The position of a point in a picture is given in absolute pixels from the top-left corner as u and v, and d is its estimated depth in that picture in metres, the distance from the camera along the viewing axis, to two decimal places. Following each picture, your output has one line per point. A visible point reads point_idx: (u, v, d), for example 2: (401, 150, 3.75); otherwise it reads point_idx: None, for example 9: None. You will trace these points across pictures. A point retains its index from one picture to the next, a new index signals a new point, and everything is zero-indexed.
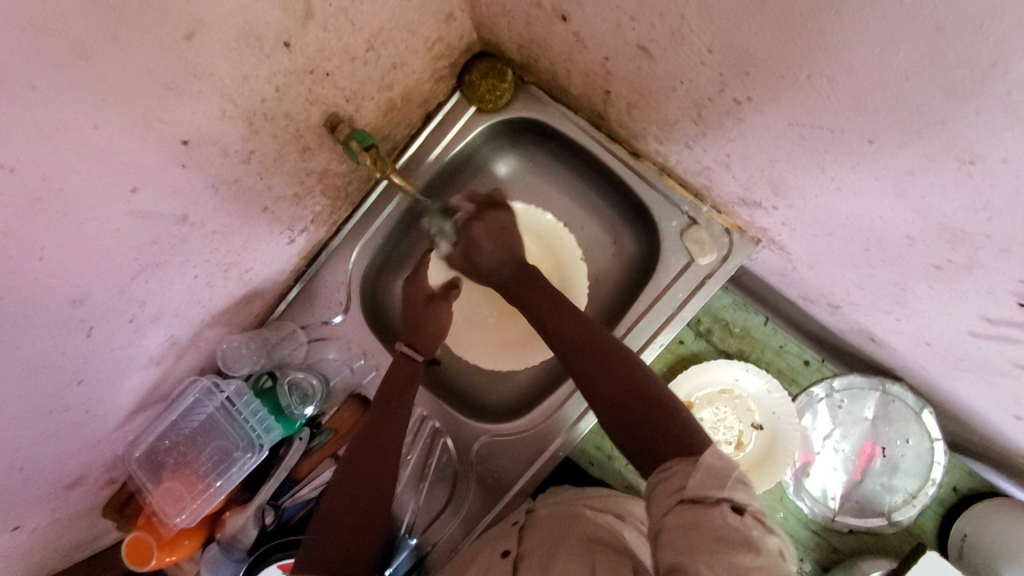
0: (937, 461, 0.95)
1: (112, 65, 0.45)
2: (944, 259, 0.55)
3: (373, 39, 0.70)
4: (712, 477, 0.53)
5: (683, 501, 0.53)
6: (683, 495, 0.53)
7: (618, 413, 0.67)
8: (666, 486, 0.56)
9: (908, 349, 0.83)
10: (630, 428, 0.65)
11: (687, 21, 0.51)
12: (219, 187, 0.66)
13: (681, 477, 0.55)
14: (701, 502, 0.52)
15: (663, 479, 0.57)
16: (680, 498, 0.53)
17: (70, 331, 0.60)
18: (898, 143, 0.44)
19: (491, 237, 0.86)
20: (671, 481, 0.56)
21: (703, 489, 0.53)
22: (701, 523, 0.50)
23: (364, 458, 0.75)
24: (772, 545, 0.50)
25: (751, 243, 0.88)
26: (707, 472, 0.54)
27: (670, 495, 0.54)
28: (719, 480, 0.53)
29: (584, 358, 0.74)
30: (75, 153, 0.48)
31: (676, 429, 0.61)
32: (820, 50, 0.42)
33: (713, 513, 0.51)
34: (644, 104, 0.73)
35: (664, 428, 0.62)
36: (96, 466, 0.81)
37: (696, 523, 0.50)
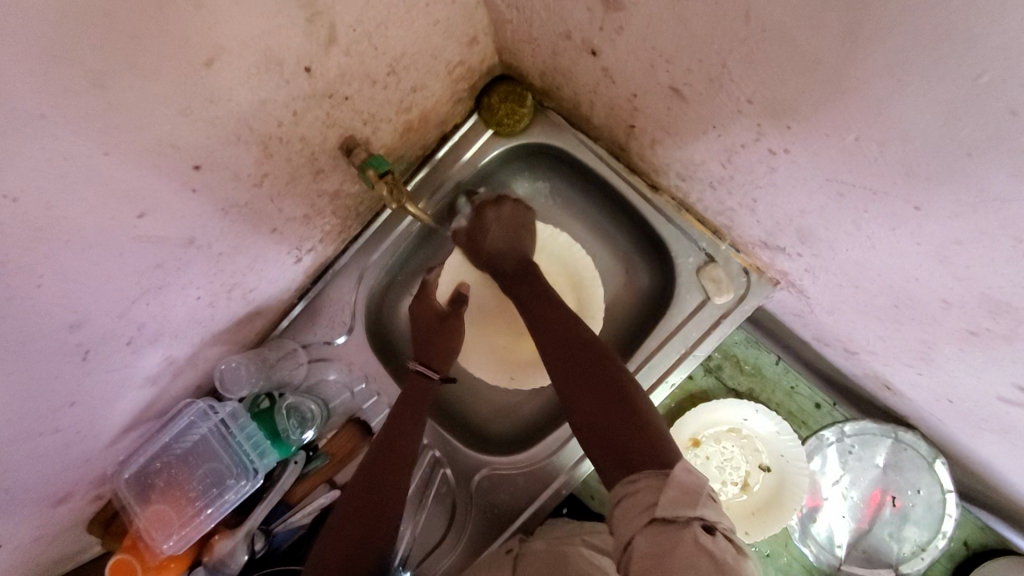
0: (948, 513, 0.92)
1: (127, 91, 0.44)
2: (981, 327, 0.53)
3: (395, 64, 0.68)
4: (684, 494, 0.52)
5: (654, 520, 0.52)
6: (655, 513, 0.52)
7: (593, 417, 0.66)
8: (635, 503, 0.54)
9: (927, 403, 0.80)
10: (606, 438, 0.63)
11: (729, 70, 0.50)
12: (228, 211, 0.64)
13: (652, 493, 0.54)
14: (674, 523, 0.50)
15: (633, 492, 0.55)
16: (650, 517, 0.52)
17: (66, 356, 0.57)
18: (947, 214, 0.44)
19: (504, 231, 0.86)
20: (641, 497, 0.54)
21: (675, 508, 0.51)
22: (674, 549, 0.49)
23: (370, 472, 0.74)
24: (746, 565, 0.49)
25: (768, 284, 0.85)
26: (679, 489, 0.52)
27: (641, 513, 0.53)
28: (690, 498, 0.51)
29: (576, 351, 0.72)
30: (80, 180, 0.45)
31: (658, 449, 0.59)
32: (870, 115, 0.43)
33: (684, 536, 0.49)
34: (669, 142, 0.71)
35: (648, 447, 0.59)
36: (84, 485, 0.77)
37: (671, 550, 0.49)
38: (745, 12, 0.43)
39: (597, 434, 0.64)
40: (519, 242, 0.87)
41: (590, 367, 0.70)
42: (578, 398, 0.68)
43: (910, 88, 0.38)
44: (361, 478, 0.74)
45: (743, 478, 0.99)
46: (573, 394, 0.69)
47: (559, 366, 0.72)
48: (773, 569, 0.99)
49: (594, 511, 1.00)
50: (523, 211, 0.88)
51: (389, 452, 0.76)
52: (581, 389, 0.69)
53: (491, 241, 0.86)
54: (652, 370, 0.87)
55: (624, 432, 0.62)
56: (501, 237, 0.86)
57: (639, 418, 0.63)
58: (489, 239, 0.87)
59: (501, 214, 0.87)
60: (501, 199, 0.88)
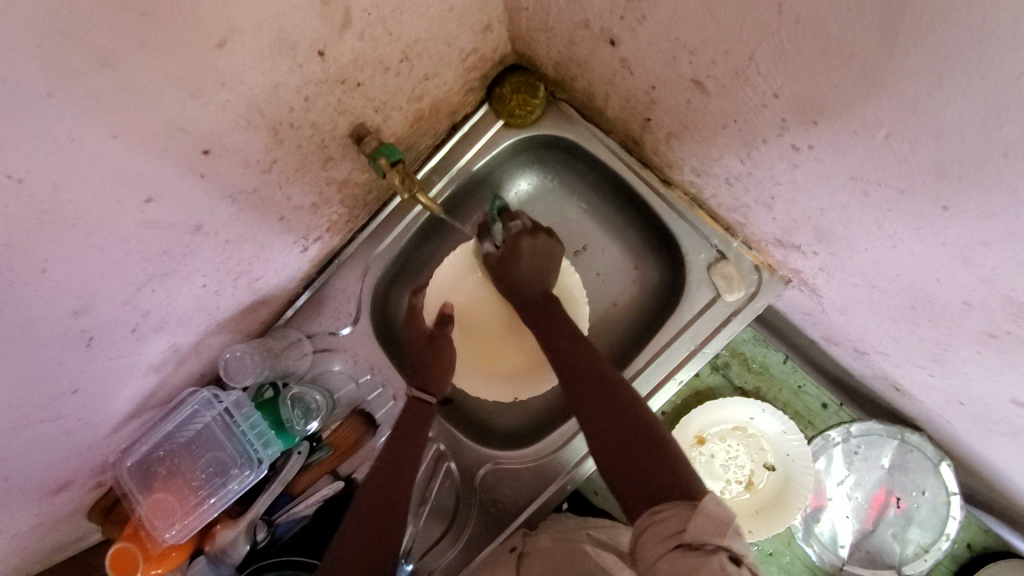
0: (952, 516, 0.91)
1: (137, 71, 0.42)
2: (1002, 331, 0.52)
3: (409, 50, 0.66)
4: (712, 523, 0.50)
5: (678, 546, 0.50)
6: (682, 540, 0.50)
7: (615, 447, 0.65)
8: (660, 529, 0.53)
9: (937, 405, 0.79)
10: (626, 466, 0.62)
11: (756, 63, 0.49)
12: (236, 197, 0.62)
13: (679, 521, 0.52)
14: (699, 549, 0.49)
15: (657, 522, 0.54)
16: (676, 544, 0.51)
17: (70, 342, 0.56)
18: (977, 214, 0.43)
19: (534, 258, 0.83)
20: (668, 524, 0.53)
21: (702, 535, 0.50)
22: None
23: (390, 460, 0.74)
24: None
25: (780, 282, 0.84)
26: (707, 517, 0.51)
27: (666, 540, 0.52)
28: (719, 526, 0.50)
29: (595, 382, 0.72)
30: (87, 162, 0.44)
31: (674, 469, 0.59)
32: (903, 110, 0.41)
33: (709, 564, 0.48)
34: (686, 136, 0.70)
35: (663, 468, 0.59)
36: (86, 472, 0.76)
37: (695, 575, 0.47)
38: (778, 1, 0.42)
39: (619, 464, 0.63)
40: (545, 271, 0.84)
41: (609, 397, 0.70)
42: (597, 430, 0.68)
43: (949, 83, 0.37)
44: (368, 503, 0.70)
45: (748, 477, 0.98)
46: (594, 426, 0.68)
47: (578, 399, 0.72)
48: (776, 568, 0.99)
49: (596, 506, 1.00)
50: (556, 244, 0.84)
51: (394, 473, 0.73)
52: (601, 420, 0.68)
53: (524, 269, 0.83)
54: (661, 366, 0.86)
55: (645, 461, 0.61)
56: (531, 266, 0.83)
57: (651, 437, 0.64)
58: (521, 266, 0.83)
59: (526, 250, 0.83)
60: (538, 229, 0.85)
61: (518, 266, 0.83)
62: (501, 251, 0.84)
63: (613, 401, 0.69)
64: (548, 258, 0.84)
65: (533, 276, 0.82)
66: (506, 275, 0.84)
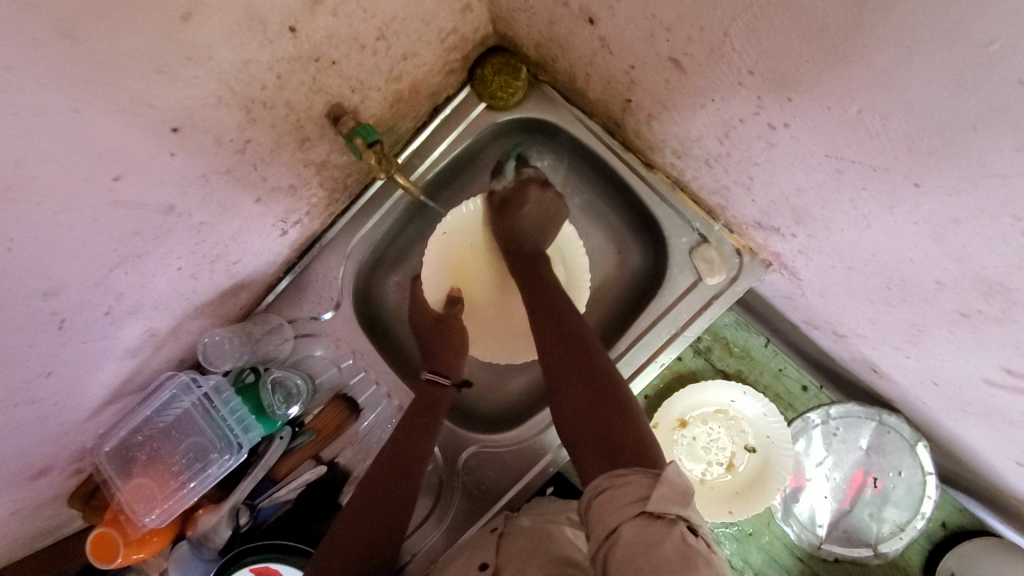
0: (928, 495, 0.93)
1: (100, 44, 0.41)
2: (973, 310, 0.53)
3: (385, 28, 0.65)
4: (676, 493, 0.51)
5: (642, 513, 0.50)
6: (644, 507, 0.51)
7: (586, 414, 0.64)
8: (622, 494, 0.53)
9: (913, 386, 0.81)
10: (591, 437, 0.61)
11: (731, 39, 0.49)
12: (210, 177, 0.61)
13: (641, 488, 0.53)
14: (663, 518, 0.49)
15: (618, 486, 0.54)
16: (640, 509, 0.51)
17: (40, 324, 0.55)
18: (947, 191, 0.43)
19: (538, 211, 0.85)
20: (631, 489, 0.53)
21: (665, 504, 0.50)
22: (662, 542, 0.48)
23: (389, 472, 0.72)
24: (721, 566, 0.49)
25: (761, 266, 0.85)
26: (671, 487, 0.51)
27: (627, 505, 0.52)
28: (683, 497, 0.51)
29: (575, 351, 0.70)
30: (51, 138, 0.43)
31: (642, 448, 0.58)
32: (876, 86, 0.41)
33: (673, 533, 0.48)
34: (666, 117, 0.70)
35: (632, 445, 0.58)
36: (64, 457, 0.75)
37: (658, 542, 0.48)
38: None
39: (589, 430, 0.62)
40: (549, 226, 0.85)
41: (586, 365, 0.68)
42: (574, 398, 0.66)
43: (918, 57, 0.37)
44: (380, 477, 0.71)
45: (728, 459, 1.00)
46: (571, 394, 0.67)
47: (557, 365, 0.70)
48: (756, 548, 1.00)
49: (580, 490, 1.00)
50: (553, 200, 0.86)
51: (406, 450, 0.75)
52: (575, 389, 0.67)
53: (526, 218, 0.84)
54: (643, 349, 0.86)
55: (611, 430, 0.61)
56: (533, 215, 0.84)
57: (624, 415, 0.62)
58: (522, 211, 0.84)
59: (534, 200, 0.85)
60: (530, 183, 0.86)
61: (523, 209, 0.84)
62: (506, 190, 0.87)
63: (590, 371, 0.68)
64: (555, 214, 0.86)
65: (531, 229, 0.83)
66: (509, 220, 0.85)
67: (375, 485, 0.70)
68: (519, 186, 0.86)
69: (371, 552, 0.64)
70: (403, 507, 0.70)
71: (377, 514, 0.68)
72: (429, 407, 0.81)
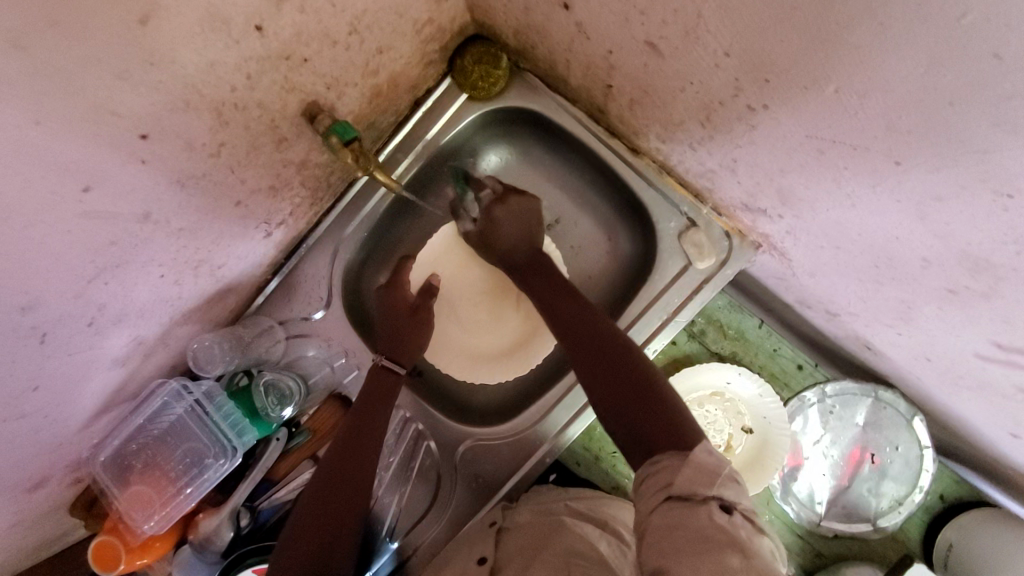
0: (925, 468, 0.93)
1: (55, 54, 0.40)
2: (960, 285, 0.53)
3: (356, 22, 0.64)
4: (701, 475, 0.52)
5: (668, 498, 0.51)
6: (670, 492, 0.52)
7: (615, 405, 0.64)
8: (654, 482, 0.54)
9: (906, 361, 0.80)
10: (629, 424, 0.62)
11: (704, 21, 0.48)
12: (184, 183, 0.61)
13: (669, 473, 0.53)
14: (688, 500, 0.50)
15: (650, 476, 0.55)
16: (666, 496, 0.52)
17: (20, 339, 0.54)
18: (927, 168, 0.43)
19: (513, 220, 0.82)
20: (659, 476, 0.54)
21: (692, 487, 0.51)
22: (684, 524, 0.48)
23: (347, 447, 0.74)
24: (762, 545, 0.48)
25: (751, 248, 0.84)
26: (695, 469, 0.52)
27: (657, 492, 0.53)
28: (708, 478, 0.51)
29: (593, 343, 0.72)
30: (12, 151, 0.42)
31: (676, 427, 0.58)
32: (853, 64, 0.40)
33: (699, 512, 0.49)
34: (647, 102, 0.69)
35: (663, 423, 0.59)
36: (60, 467, 0.75)
37: (681, 523, 0.48)
38: None
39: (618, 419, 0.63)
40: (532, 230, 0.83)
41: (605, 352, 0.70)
42: (602, 386, 0.67)
43: (890, 35, 0.36)
44: (334, 471, 0.72)
45: (726, 441, 0.99)
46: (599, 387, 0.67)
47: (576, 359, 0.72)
48: None
49: (581, 477, 1.00)
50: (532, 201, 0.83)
51: (355, 449, 0.74)
52: (600, 384, 0.67)
53: (505, 238, 0.83)
54: (633, 337, 0.85)
55: (644, 416, 0.61)
56: (512, 232, 0.82)
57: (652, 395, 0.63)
58: (501, 236, 0.83)
59: (505, 211, 0.83)
60: (506, 194, 0.84)
61: (500, 233, 0.83)
62: (480, 224, 0.85)
63: (613, 361, 0.68)
64: (530, 210, 0.83)
65: (516, 241, 0.82)
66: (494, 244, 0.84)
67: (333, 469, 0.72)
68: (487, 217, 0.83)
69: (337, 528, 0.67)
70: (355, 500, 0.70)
71: (333, 509, 0.69)
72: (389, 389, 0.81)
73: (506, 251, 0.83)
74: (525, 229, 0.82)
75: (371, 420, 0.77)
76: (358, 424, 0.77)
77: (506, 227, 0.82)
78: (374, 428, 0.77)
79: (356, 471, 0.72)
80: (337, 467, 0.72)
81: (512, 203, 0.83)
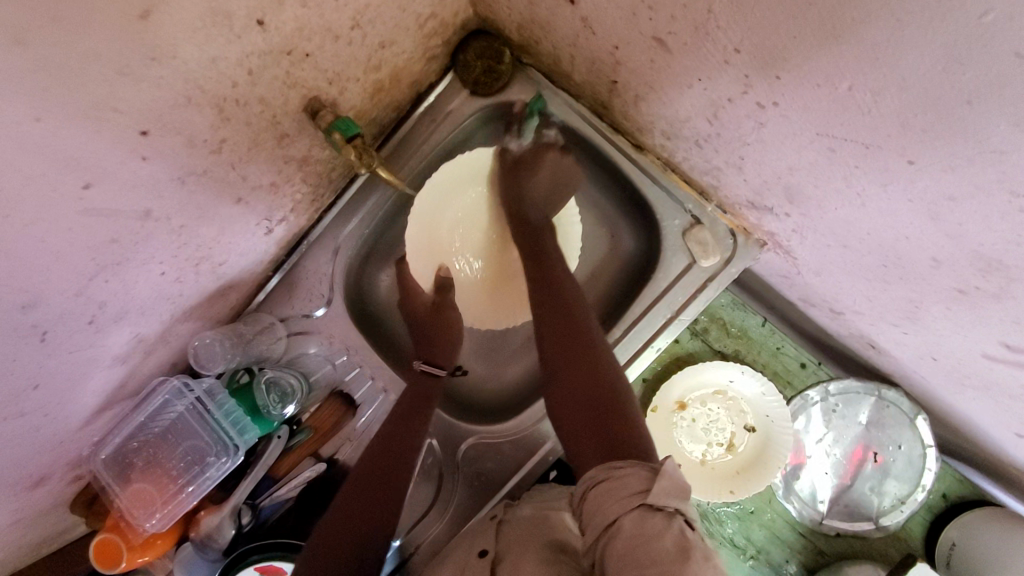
0: (928, 467, 0.93)
1: (55, 49, 0.40)
2: (970, 286, 0.52)
3: (359, 16, 0.63)
4: (675, 488, 0.50)
5: (641, 505, 0.50)
6: (645, 499, 0.50)
7: (577, 416, 0.65)
8: (622, 488, 0.52)
9: (911, 361, 0.79)
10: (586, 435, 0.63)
11: (715, 16, 0.48)
12: (185, 179, 0.60)
13: (641, 481, 0.52)
14: (662, 510, 0.49)
15: (616, 479, 0.53)
16: (640, 502, 0.50)
17: (21, 337, 0.54)
18: (941, 168, 0.42)
19: (547, 181, 0.85)
20: (628, 484, 0.52)
21: (663, 497, 0.49)
22: (661, 533, 0.47)
23: (382, 455, 0.74)
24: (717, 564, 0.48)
25: (756, 246, 0.83)
26: (671, 481, 0.51)
27: (628, 498, 0.51)
28: (679, 491, 0.50)
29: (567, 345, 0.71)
30: (13, 148, 0.42)
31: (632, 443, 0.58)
32: (867, 61, 0.40)
33: (673, 525, 0.47)
34: (653, 98, 0.68)
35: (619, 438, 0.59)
36: (60, 465, 0.75)
37: (657, 535, 0.46)
38: None
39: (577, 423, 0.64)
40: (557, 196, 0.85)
41: (574, 360, 0.70)
42: (563, 397, 0.68)
43: (908, 32, 0.35)
44: (365, 473, 0.72)
45: (729, 439, 0.99)
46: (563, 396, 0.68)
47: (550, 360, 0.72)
48: (758, 526, 0.99)
49: None
50: (568, 163, 0.85)
51: (393, 458, 0.74)
52: (567, 389, 0.68)
53: (537, 188, 0.85)
54: (638, 335, 0.85)
55: (604, 430, 0.61)
56: (545, 185, 0.85)
57: (613, 410, 0.63)
58: (533, 182, 0.84)
59: (545, 167, 0.84)
60: (547, 147, 0.85)
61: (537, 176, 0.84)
62: (524, 149, 0.86)
63: (581, 368, 0.69)
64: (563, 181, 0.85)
65: (544, 192, 0.85)
66: (519, 185, 0.85)
67: (371, 476, 0.72)
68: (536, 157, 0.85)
69: (365, 538, 0.66)
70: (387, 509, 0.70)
71: (366, 519, 0.68)
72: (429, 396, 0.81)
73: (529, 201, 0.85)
74: (549, 190, 0.85)
75: (408, 427, 0.77)
76: (397, 432, 0.76)
77: (540, 180, 0.85)
78: (411, 435, 0.77)
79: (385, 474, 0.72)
80: (374, 473, 0.72)
81: (553, 159, 0.84)
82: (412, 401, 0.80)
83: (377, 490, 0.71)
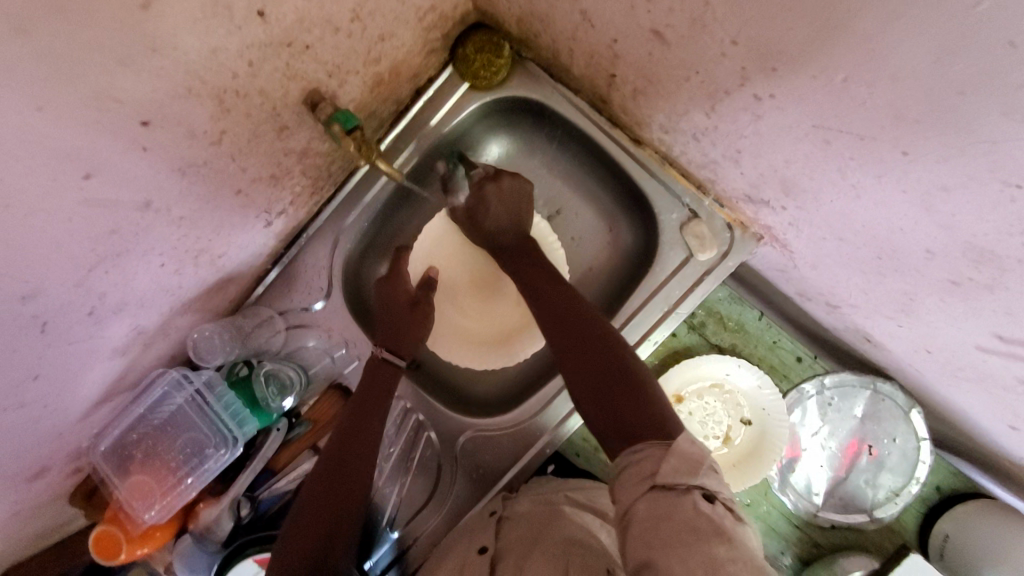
0: (922, 460, 0.94)
1: (56, 39, 0.40)
2: (964, 277, 0.53)
3: (359, 8, 0.63)
4: (684, 464, 0.52)
5: (653, 488, 0.52)
6: (654, 482, 0.52)
7: (595, 392, 0.64)
8: (638, 471, 0.54)
9: (906, 354, 0.80)
10: (609, 411, 0.62)
11: (712, 9, 0.48)
12: (185, 171, 0.60)
13: (653, 462, 0.54)
14: (672, 490, 0.51)
15: (635, 462, 0.55)
16: (651, 485, 0.52)
17: (21, 327, 0.54)
18: (934, 159, 0.43)
19: (504, 203, 0.80)
20: (643, 466, 0.54)
21: (676, 477, 0.52)
22: (673, 514, 0.49)
23: (343, 440, 0.74)
24: (745, 532, 0.49)
25: (753, 240, 0.84)
26: (679, 458, 0.53)
27: (642, 482, 0.53)
28: (692, 468, 0.52)
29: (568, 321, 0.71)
30: (15, 137, 0.42)
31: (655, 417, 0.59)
32: (862, 53, 0.40)
33: (684, 503, 0.50)
34: (651, 92, 0.68)
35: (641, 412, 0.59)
36: (60, 457, 0.75)
37: (669, 515, 0.50)
38: None
39: (596, 403, 0.63)
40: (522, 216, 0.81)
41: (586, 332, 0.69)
42: (578, 365, 0.67)
43: (902, 23, 0.36)
44: (330, 458, 0.72)
45: (725, 432, 1.00)
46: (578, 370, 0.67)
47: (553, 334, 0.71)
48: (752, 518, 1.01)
49: (580, 468, 1.01)
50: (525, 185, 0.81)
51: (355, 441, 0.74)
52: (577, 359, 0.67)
53: (492, 220, 0.81)
54: (635, 328, 0.85)
55: (625, 406, 0.61)
56: (499, 211, 0.80)
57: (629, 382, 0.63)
58: (489, 216, 0.81)
59: (499, 191, 0.80)
60: (498, 173, 0.81)
61: (490, 209, 0.81)
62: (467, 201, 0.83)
63: (592, 340, 0.68)
64: (523, 196, 0.81)
65: (506, 222, 0.81)
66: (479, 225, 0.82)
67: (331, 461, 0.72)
68: (478, 195, 0.81)
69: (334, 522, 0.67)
70: (352, 492, 0.71)
71: (330, 505, 0.69)
72: (387, 383, 0.81)
73: (490, 233, 0.82)
74: (512, 214, 0.81)
75: (370, 406, 0.77)
76: (358, 415, 0.76)
77: (495, 208, 0.80)
78: (373, 415, 0.77)
79: (355, 464, 0.72)
80: (336, 456, 0.72)
81: (506, 184, 0.80)
82: (372, 386, 0.79)
83: (337, 474, 0.71)
